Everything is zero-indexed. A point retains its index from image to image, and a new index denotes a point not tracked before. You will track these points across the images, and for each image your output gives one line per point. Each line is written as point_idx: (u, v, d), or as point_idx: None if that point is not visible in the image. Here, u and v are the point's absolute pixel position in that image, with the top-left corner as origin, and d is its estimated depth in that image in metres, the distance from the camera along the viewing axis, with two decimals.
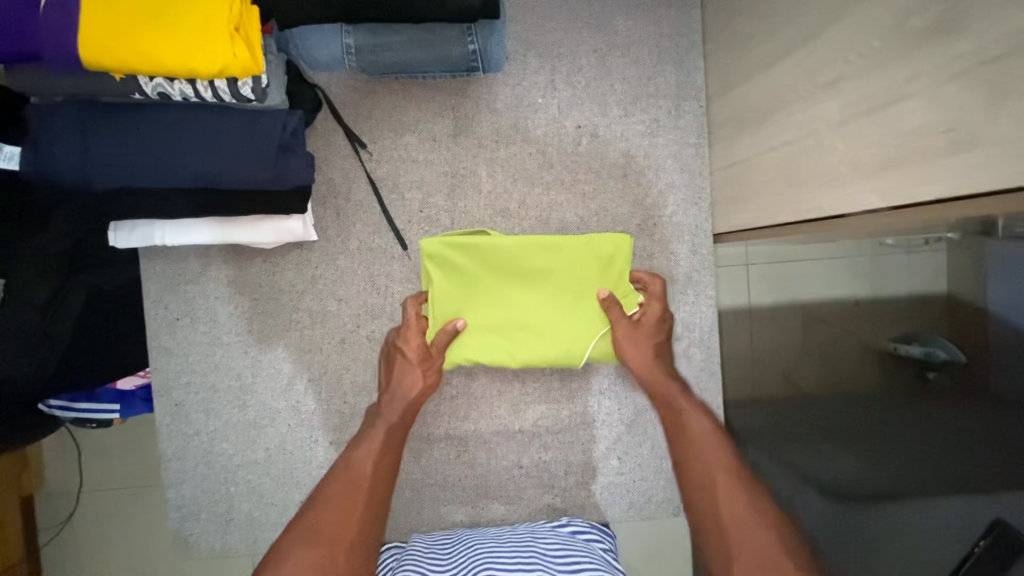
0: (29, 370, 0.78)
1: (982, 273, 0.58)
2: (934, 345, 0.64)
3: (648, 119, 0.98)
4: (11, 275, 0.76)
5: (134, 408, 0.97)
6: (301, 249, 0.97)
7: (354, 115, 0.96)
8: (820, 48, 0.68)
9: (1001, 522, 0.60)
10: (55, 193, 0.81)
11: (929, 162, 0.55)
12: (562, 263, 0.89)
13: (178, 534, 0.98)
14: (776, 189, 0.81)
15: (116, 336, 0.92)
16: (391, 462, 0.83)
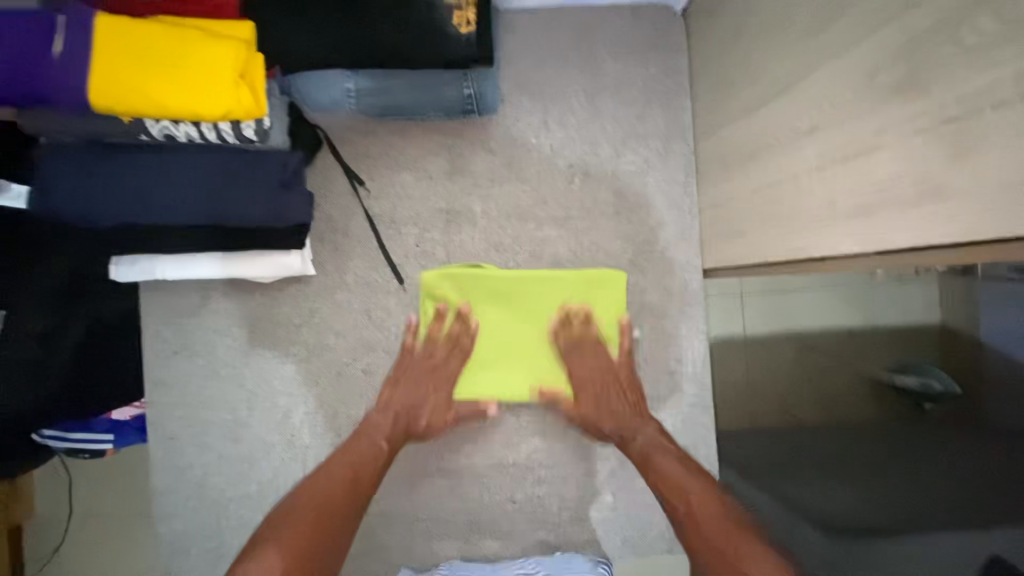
0: (25, 397, 0.78)
1: (970, 309, 0.63)
2: (930, 377, 0.71)
3: (637, 159, 1.02)
4: (13, 305, 0.79)
5: (127, 438, 0.93)
6: (298, 283, 0.98)
7: (352, 153, 0.99)
8: (800, 97, 0.71)
9: (998, 556, 0.68)
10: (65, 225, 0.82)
11: (902, 211, 0.57)
12: (552, 294, 0.96)
13: (167, 570, 0.97)
14: (761, 229, 0.83)
15: (116, 367, 0.90)
16: (377, 478, 0.86)
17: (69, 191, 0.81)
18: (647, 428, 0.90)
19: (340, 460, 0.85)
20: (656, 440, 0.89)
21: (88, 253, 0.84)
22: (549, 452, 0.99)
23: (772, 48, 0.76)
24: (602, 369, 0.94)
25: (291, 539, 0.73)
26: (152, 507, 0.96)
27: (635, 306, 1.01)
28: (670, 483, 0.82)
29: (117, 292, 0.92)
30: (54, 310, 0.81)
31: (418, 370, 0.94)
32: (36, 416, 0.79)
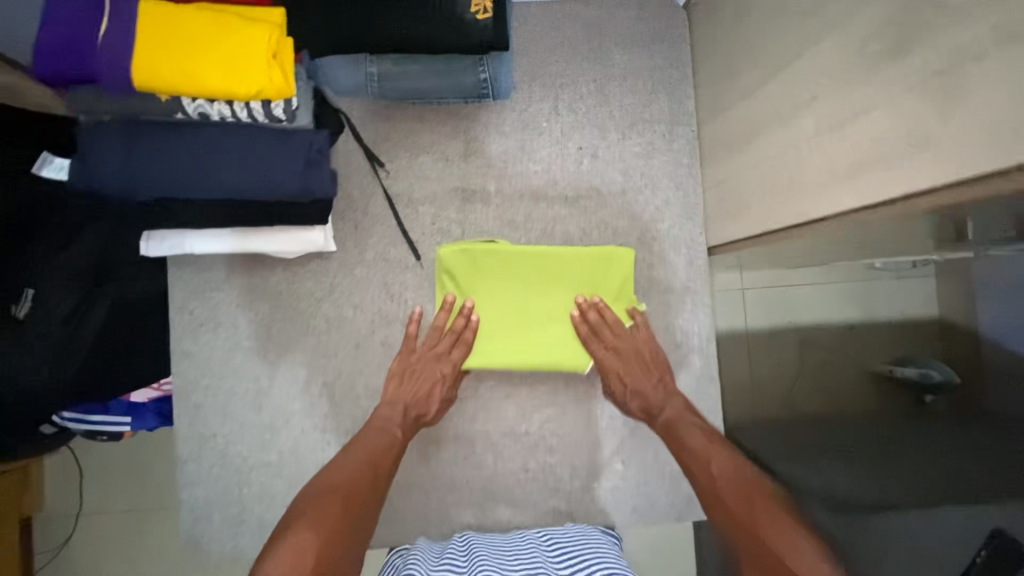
0: (51, 375, 0.82)
1: (969, 289, 0.56)
2: (929, 367, 0.61)
3: (644, 142, 1.06)
4: (38, 287, 0.83)
5: (144, 420, 1.00)
6: (320, 259, 1.03)
7: (373, 136, 1.04)
8: (798, 72, 0.76)
9: (999, 532, 0.55)
10: (80, 215, 0.88)
11: (896, 164, 0.62)
12: (558, 271, 0.99)
13: (190, 536, 1.00)
14: (764, 201, 0.88)
15: (133, 350, 0.94)
16: (394, 464, 0.89)
17: (108, 166, 0.85)
18: (675, 401, 0.96)
19: (363, 447, 0.87)
20: (684, 413, 0.94)
21: (107, 235, 0.90)
22: (561, 422, 1.03)
23: (772, 30, 0.81)
24: (616, 354, 0.98)
25: (325, 516, 0.73)
26: (177, 474, 1.00)
27: (642, 282, 1.06)
28: (696, 457, 0.87)
29: (135, 273, 0.96)
30: (77, 290, 0.85)
31: (427, 363, 0.97)
32: (63, 393, 0.84)
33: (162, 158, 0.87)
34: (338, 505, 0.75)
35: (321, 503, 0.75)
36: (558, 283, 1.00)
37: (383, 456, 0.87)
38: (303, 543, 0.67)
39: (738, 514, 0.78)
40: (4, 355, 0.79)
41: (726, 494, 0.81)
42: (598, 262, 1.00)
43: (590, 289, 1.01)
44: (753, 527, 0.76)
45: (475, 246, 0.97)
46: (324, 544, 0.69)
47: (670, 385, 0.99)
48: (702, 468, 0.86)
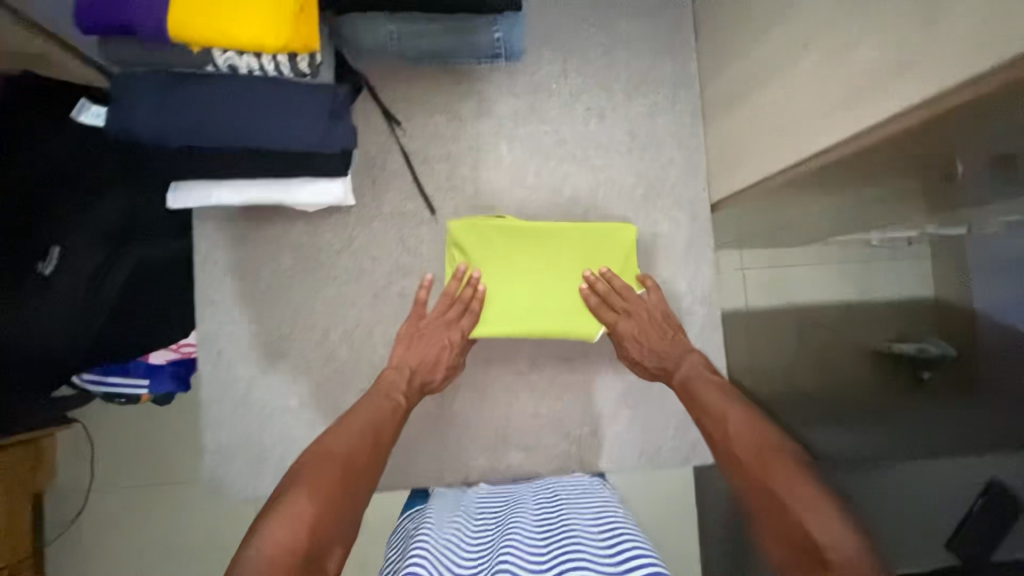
0: (73, 334, 0.84)
1: (961, 263, 0.60)
2: (925, 342, 0.65)
3: (648, 104, 1.11)
4: (65, 245, 0.84)
5: (162, 383, 0.98)
6: (339, 213, 1.07)
7: (390, 97, 1.08)
8: (795, 21, 0.81)
9: (993, 481, 0.55)
10: (103, 177, 0.91)
11: (884, 89, 0.67)
12: (563, 248, 0.99)
13: (212, 477, 1.05)
14: (763, 148, 0.94)
15: (162, 314, 0.96)
16: (395, 430, 0.87)
17: (143, 114, 0.89)
18: (690, 360, 0.94)
19: (369, 409, 0.86)
20: (699, 371, 0.91)
21: (131, 196, 0.93)
22: (571, 371, 1.07)
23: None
24: (627, 324, 0.97)
25: (325, 480, 0.71)
26: (201, 416, 1.05)
27: (647, 237, 1.11)
28: (710, 413, 0.83)
29: (162, 236, 0.99)
30: (102, 251, 0.87)
31: (436, 328, 0.96)
32: (85, 351, 0.87)
33: (194, 108, 0.91)
34: (339, 471, 0.74)
35: (324, 467, 0.73)
36: (567, 254, 0.99)
37: (386, 422, 0.86)
38: (301, 508, 0.66)
39: (753, 468, 0.72)
40: (28, 313, 0.81)
41: (741, 447, 0.75)
42: (605, 238, 0.99)
43: (596, 265, 1.00)
44: (768, 481, 0.69)
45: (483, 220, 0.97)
46: (325, 510, 0.67)
47: (689, 347, 0.97)
48: (718, 424, 0.81)
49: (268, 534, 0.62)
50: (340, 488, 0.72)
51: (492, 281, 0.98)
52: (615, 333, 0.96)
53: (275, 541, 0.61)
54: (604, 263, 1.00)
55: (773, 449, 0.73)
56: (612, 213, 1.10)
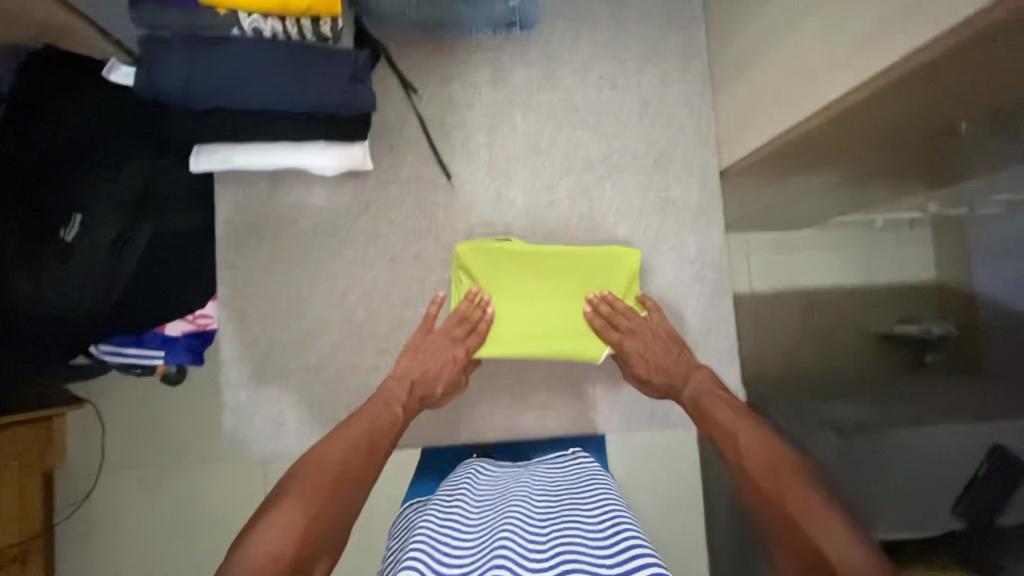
0: (93, 295, 0.91)
1: (963, 243, 0.75)
2: (928, 325, 0.79)
3: (659, 73, 1.15)
4: (89, 213, 0.92)
5: (177, 354, 1.04)
6: (357, 178, 1.10)
7: (407, 65, 1.11)
8: None
9: (998, 446, 0.71)
10: (125, 150, 0.97)
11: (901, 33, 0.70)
12: (566, 269, 1.03)
13: (233, 434, 1.08)
14: (773, 109, 0.98)
15: (176, 286, 1.01)
16: (394, 441, 0.88)
17: (169, 74, 0.91)
18: (700, 378, 0.96)
19: (369, 418, 0.88)
20: (711, 388, 0.94)
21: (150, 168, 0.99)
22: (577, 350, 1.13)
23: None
24: (630, 341, 1.01)
25: (313, 487, 0.73)
26: (223, 375, 1.08)
27: (658, 203, 1.14)
28: (723, 429, 0.86)
29: (183, 211, 1.04)
30: (122, 219, 0.94)
31: (443, 344, 0.99)
32: (105, 313, 0.92)
33: (218, 69, 0.93)
34: (329, 477, 0.76)
35: (311, 472, 0.75)
36: (571, 274, 1.03)
37: (382, 430, 0.87)
38: (287, 515, 0.67)
39: (765, 483, 0.74)
40: (59, 276, 0.88)
41: (752, 460, 0.78)
42: (605, 261, 1.04)
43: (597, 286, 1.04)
44: (778, 490, 0.72)
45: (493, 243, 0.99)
46: (310, 519, 0.69)
47: (693, 363, 1.01)
48: (727, 439, 0.84)
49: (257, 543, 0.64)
50: (325, 494, 0.73)
51: (500, 302, 1.03)
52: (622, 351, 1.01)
53: (265, 547, 0.64)
54: (605, 285, 1.04)
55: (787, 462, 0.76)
56: (623, 179, 1.13)
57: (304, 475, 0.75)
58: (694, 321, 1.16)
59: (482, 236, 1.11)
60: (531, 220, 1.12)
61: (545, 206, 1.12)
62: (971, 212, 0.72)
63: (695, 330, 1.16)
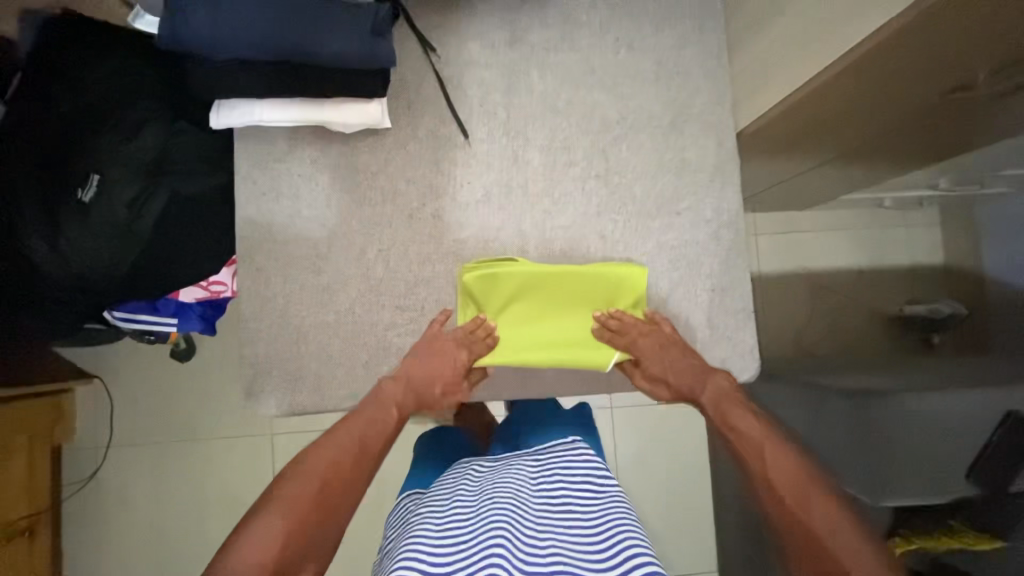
0: (113, 257, 0.95)
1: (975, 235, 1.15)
2: (938, 304, 1.24)
3: (676, 35, 1.15)
4: (106, 173, 0.94)
5: (189, 321, 1.12)
6: (375, 135, 1.10)
7: (425, 24, 1.12)
8: None
9: (1014, 412, 0.94)
10: (146, 109, 0.99)
11: None
12: (571, 288, 1.06)
13: (249, 392, 1.08)
14: (789, 63, 0.98)
15: (193, 247, 1.02)
16: (388, 443, 0.97)
17: (195, 24, 0.92)
18: (714, 384, 1.03)
19: (373, 423, 0.96)
20: (725, 392, 1.02)
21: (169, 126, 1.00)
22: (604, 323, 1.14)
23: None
24: (647, 352, 1.06)
25: (303, 499, 0.84)
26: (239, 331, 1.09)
27: (675, 163, 1.14)
28: (748, 437, 0.95)
29: (202, 172, 1.05)
30: (137, 179, 0.96)
31: (450, 357, 1.04)
32: (125, 274, 0.97)
33: (242, 20, 0.93)
34: (316, 485, 0.86)
35: (304, 483, 0.86)
36: (575, 293, 1.07)
37: (376, 434, 0.96)
38: (276, 528, 0.79)
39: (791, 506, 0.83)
40: (83, 240, 0.93)
41: (780, 482, 0.86)
42: (609, 281, 1.07)
43: (600, 304, 1.09)
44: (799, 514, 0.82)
45: (489, 266, 1.04)
46: (294, 528, 0.80)
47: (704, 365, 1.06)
48: (754, 450, 0.92)
49: (242, 547, 0.77)
50: (315, 508, 0.84)
51: (506, 322, 1.07)
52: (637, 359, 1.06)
53: (251, 551, 0.76)
54: (613, 304, 1.09)
55: (810, 487, 0.84)
56: (640, 140, 1.14)
57: (296, 484, 0.85)
58: (709, 280, 1.14)
59: (499, 194, 1.11)
60: (548, 180, 1.12)
61: (562, 165, 1.12)
62: (984, 188, 1.05)
63: (711, 290, 1.14)
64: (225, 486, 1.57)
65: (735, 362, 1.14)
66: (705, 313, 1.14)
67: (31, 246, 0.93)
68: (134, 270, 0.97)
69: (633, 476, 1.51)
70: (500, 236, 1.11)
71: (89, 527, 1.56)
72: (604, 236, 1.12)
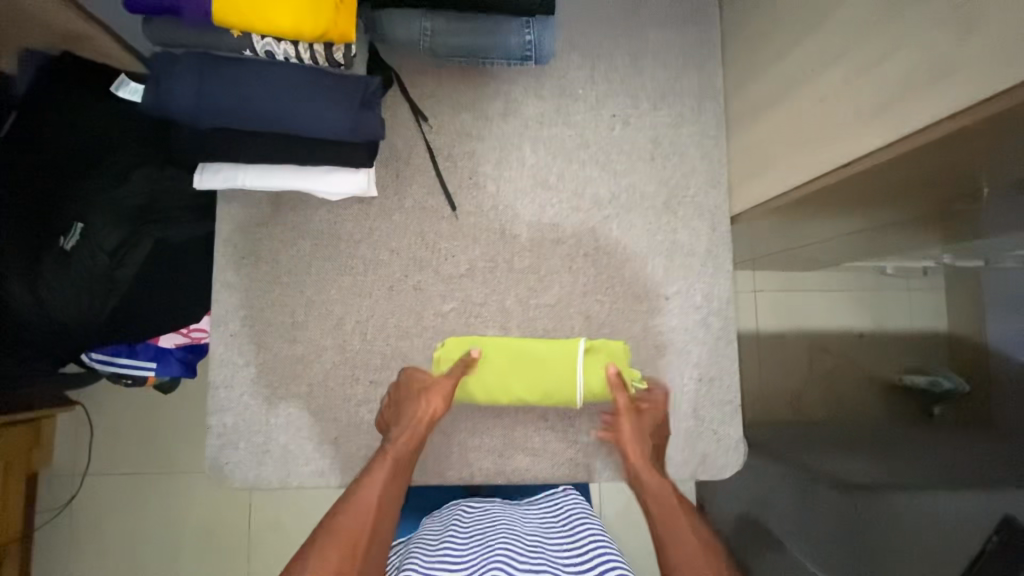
0: (89, 304, 0.91)
1: (978, 297, 0.84)
2: (940, 376, 0.93)
3: (674, 113, 1.14)
4: (89, 220, 0.91)
5: (169, 367, 1.07)
6: (361, 203, 1.08)
7: (419, 91, 1.10)
8: (834, 26, 0.84)
9: (1010, 517, 0.81)
10: (134, 158, 0.97)
11: (922, 95, 0.71)
12: (540, 356, 1.00)
13: (215, 461, 1.05)
14: (791, 155, 0.97)
15: (177, 296, 1.01)
16: (398, 487, 0.88)
17: (178, 91, 0.90)
18: (666, 492, 0.91)
19: (378, 471, 0.89)
20: (669, 498, 0.91)
21: (154, 178, 0.97)
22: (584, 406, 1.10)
23: (822, 13, 0.87)
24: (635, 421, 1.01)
25: (326, 559, 0.74)
26: (209, 399, 1.06)
27: (665, 245, 1.12)
28: (670, 515, 0.87)
29: (184, 219, 1.03)
30: (121, 228, 0.92)
31: (444, 385, 0.98)
32: (99, 323, 0.93)
33: (227, 90, 0.91)
34: (333, 543, 0.77)
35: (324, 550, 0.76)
36: (543, 361, 1.00)
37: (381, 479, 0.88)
38: None
39: None
40: (61, 287, 0.89)
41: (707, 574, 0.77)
42: (573, 354, 1.00)
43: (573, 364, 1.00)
44: None
45: (461, 350, 1.02)
46: None
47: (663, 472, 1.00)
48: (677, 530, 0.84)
49: None
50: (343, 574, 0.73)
51: (482, 373, 1.01)
52: (623, 419, 0.99)
53: None
54: (587, 367, 1.01)
55: None
56: (631, 220, 1.11)
57: (317, 552, 0.76)
58: (696, 369, 1.11)
59: (484, 268, 1.09)
60: (535, 255, 1.09)
61: (550, 242, 1.10)
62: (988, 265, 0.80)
63: (697, 379, 1.11)
64: (197, 533, 1.53)
65: (719, 457, 1.11)
66: (689, 402, 1.11)
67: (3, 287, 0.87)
68: (113, 318, 0.94)
69: (622, 526, 1.42)
70: (482, 312, 1.08)
71: (56, 565, 1.52)
72: (588, 316, 1.09)
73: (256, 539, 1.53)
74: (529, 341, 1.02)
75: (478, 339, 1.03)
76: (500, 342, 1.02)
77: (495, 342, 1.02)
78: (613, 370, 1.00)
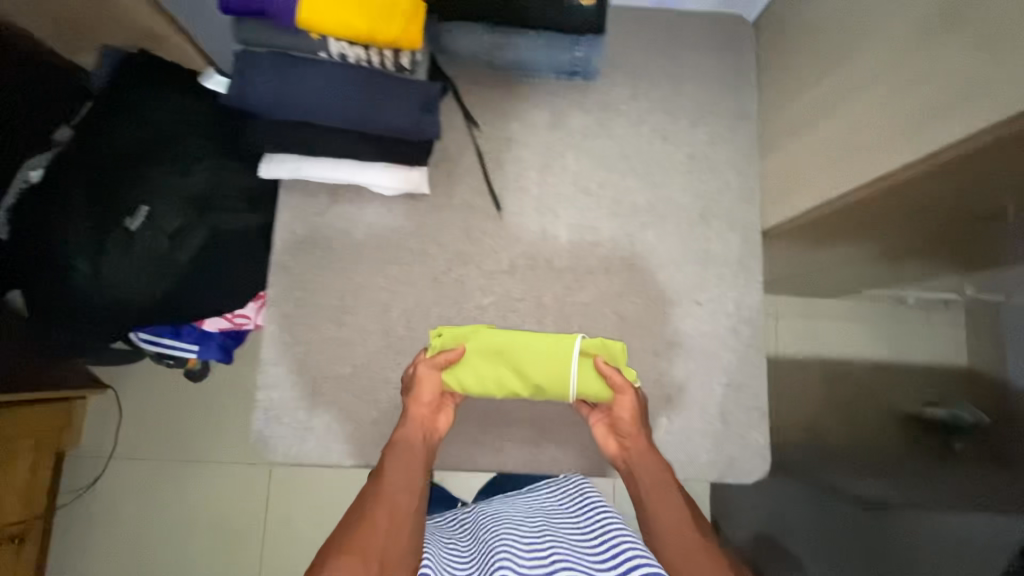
0: (147, 283, 0.97)
1: (995, 327, 0.73)
2: (959, 409, 0.77)
3: (709, 132, 1.20)
4: (154, 206, 0.97)
5: (210, 351, 1.13)
6: (413, 199, 1.15)
7: (474, 99, 1.18)
8: (870, 54, 0.91)
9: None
10: (202, 150, 1.03)
11: (947, 113, 0.77)
12: (528, 351, 0.97)
13: (259, 434, 1.10)
14: (821, 172, 1.02)
15: (232, 279, 1.06)
16: (414, 470, 0.89)
17: (260, 87, 0.98)
18: (657, 469, 0.94)
19: (392, 460, 0.90)
20: (665, 478, 0.93)
21: (217, 170, 1.03)
22: None
23: (856, 45, 0.94)
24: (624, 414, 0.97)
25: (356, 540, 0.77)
26: (259, 375, 1.11)
27: (698, 253, 1.17)
28: (659, 487, 0.92)
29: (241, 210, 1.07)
30: (183, 215, 0.99)
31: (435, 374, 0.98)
32: (152, 301, 0.99)
33: (303, 87, 0.99)
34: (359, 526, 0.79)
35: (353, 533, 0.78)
36: (531, 357, 0.97)
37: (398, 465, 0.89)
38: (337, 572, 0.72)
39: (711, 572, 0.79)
40: (119, 262, 0.95)
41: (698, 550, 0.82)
42: (561, 351, 0.97)
43: (562, 363, 0.97)
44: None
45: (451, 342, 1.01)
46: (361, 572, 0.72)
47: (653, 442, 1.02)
48: (666, 503, 0.90)
49: None
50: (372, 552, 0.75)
51: (469, 366, 0.99)
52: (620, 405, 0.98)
53: None
54: (578, 366, 0.97)
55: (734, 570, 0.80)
56: (666, 228, 1.17)
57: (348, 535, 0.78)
58: (725, 375, 1.15)
59: (524, 266, 1.14)
60: (572, 257, 1.15)
61: (588, 245, 1.15)
62: (1007, 301, 0.71)
63: (724, 385, 1.15)
64: (215, 518, 1.56)
65: (744, 461, 1.14)
66: (717, 406, 1.14)
67: (74, 262, 0.94)
68: (167, 296, 0.99)
69: None
70: (520, 306, 1.13)
71: (78, 540, 1.55)
72: (622, 317, 1.14)
73: (273, 525, 1.55)
74: (523, 333, 0.99)
75: (471, 329, 1.01)
76: (492, 334, 0.99)
77: (489, 332, 0.99)
78: (599, 361, 0.97)
